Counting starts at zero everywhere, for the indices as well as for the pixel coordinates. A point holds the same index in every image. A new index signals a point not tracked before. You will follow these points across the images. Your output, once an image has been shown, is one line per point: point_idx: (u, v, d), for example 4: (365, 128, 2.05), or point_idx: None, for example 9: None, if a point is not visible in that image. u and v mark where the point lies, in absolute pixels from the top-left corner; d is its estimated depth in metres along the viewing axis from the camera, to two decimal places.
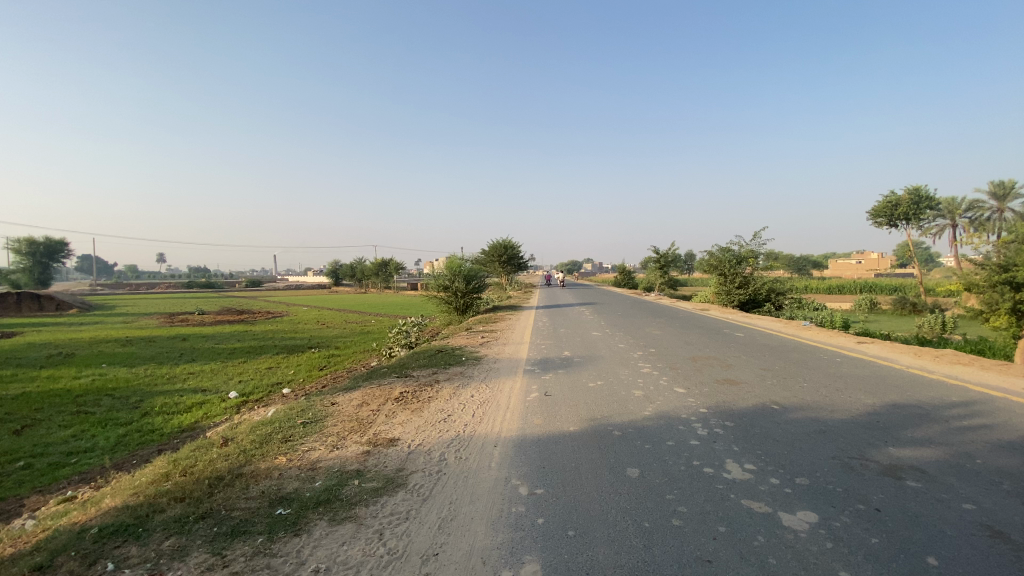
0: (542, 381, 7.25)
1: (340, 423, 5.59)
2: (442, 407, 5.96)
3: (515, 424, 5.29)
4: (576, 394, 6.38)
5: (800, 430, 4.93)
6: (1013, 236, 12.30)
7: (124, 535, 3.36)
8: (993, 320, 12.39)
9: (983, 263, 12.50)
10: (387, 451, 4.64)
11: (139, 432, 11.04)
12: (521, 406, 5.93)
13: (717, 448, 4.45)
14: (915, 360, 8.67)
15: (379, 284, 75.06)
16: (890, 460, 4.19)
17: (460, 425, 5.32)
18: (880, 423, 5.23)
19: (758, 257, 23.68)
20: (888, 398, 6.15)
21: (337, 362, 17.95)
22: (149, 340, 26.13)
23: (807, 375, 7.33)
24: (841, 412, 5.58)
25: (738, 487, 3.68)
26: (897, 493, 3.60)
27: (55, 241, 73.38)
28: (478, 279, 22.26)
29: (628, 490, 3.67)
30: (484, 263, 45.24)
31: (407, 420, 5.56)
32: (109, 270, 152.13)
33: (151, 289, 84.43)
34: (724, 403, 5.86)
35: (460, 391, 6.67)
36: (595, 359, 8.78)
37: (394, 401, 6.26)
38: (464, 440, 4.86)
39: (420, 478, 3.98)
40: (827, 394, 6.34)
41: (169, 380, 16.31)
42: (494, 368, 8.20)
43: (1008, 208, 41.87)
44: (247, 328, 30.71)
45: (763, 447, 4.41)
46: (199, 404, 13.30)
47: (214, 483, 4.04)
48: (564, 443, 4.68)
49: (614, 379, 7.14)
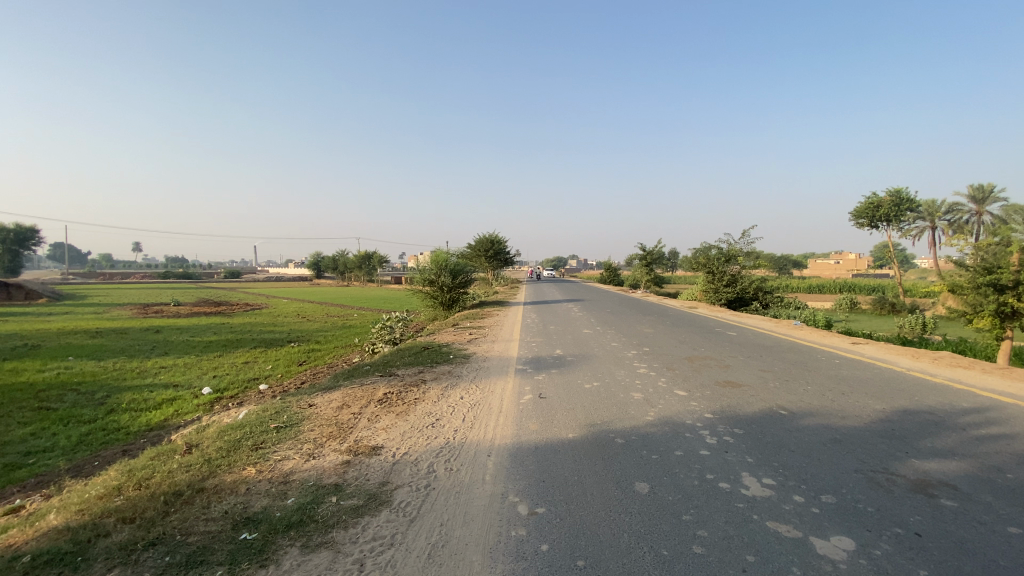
0: (535, 382, 6.85)
1: (317, 427, 5.13)
2: (429, 410, 5.52)
3: (509, 429, 4.89)
4: (572, 397, 5.99)
5: (814, 439, 4.62)
6: (998, 238, 12.12)
7: (59, 567, 2.86)
8: (975, 322, 12.31)
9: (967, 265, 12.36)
10: (369, 461, 4.19)
11: (104, 430, 10.39)
12: (515, 410, 5.52)
13: (731, 460, 4.09)
14: (913, 363, 8.45)
15: (363, 277, 74.01)
16: (917, 476, 3.89)
17: (449, 430, 4.89)
18: (896, 432, 4.94)
19: (746, 255, 23.58)
20: (897, 403, 5.88)
21: (318, 357, 17.35)
22: (121, 332, 25.10)
23: (809, 378, 7.03)
24: (852, 418, 5.30)
25: (760, 506, 3.33)
26: (935, 515, 3.28)
27: (26, 228, 70.93)
28: (465, 274, 21.79)
29: (640, 509, 3.29)
30: (469, 256, 44.63)
31: (393, 424, 5.15)
32: (83, 259, 148.09)
33: (126, 279, 81.99)
34: (729, 407, 5.52)
35: (448, 393, 6.23)
36: (588, 358, 8.41)
37: (377, 403, 5.81)
38: (454, 448, 4.43)
39: (406, 495, 3.56)
40: (834, 398, 6.03)
41: (139, 374, 15.56)
42: (484, 368, 7.77)
43: (986, 212, 42.65)
44: (225, 320, 29.78)
45: (779, 459, 4.07)
46: (170, 400, 12.65)
47: (171, 500, 3.56)
48: (564, 453, 4.28)
49: (611, 380, 6.79)
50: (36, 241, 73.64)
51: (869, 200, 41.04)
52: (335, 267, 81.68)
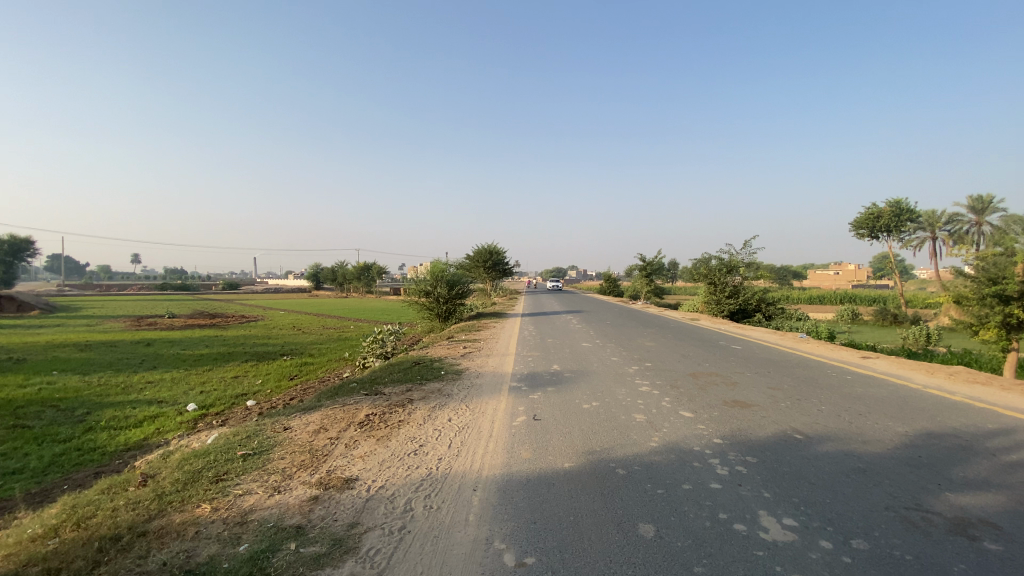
0: (530, 401, 6.40)
1: (289, 455, 4.68)
2: (413, 435, 5.07)
3: (499, 458, 4.43)
4: (569, 419, 5.54)
5: (836, 469, 4.16)
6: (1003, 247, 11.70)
7: None
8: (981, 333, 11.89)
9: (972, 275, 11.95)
10: (339, 496, 3.74)
11: (80, 450, 9.89)
12: (506, 434, 5.06)
13: (746, 495, 3.65)
14: (928, 379, 8.00)
15: (360, 288, 73.65)
16: (954, 513, 3.44)
17: (433, 459, 4.43)
18: (924, 460, 4.49)
19: (747, 266, 23.19)
20: (919, 426, 5.43)
21: (309, 371, 16.88)
22: (111, 345, 24.65)
23: (822, 397, 6.59)
24: (873, 443, 4.85)
25: (782, 555, 2.88)
26: (983, 563, 2.83)
27: (21, 239, 70.65)
28: (462, 285, 21.39)
29: (644, 559, 2.85)
30: (467, 267, 44.25)
31: (373, 450, 4.70)
32: (80, 271, 147.66)
33: (122, 290, 81.68)
34: (739, 431, 5.07)
35: (436, 415, 5.77)
36: (587, 374, 7.97)
37: (357, 427, 5.34)
38: (436, 481, 3.97)
39: (376, 540, 3.10)
40: (852, 421, 5.57)
41: (124, 389, 15.07)
42: (476, 385, 7.31)
43: (986, 222, 42.41)
44: (218, 333, 29.33)
45: (799, 494, 3.63)
46: (152, 417, 12.16)
47: (106, 547, 3.11)
48: (558, 487, 3.83)
49: (611, 399, 6.34)
50: (32, 253, 73.10)
51: (869, 210, 40.81)
52: (333, 278, 81.31)
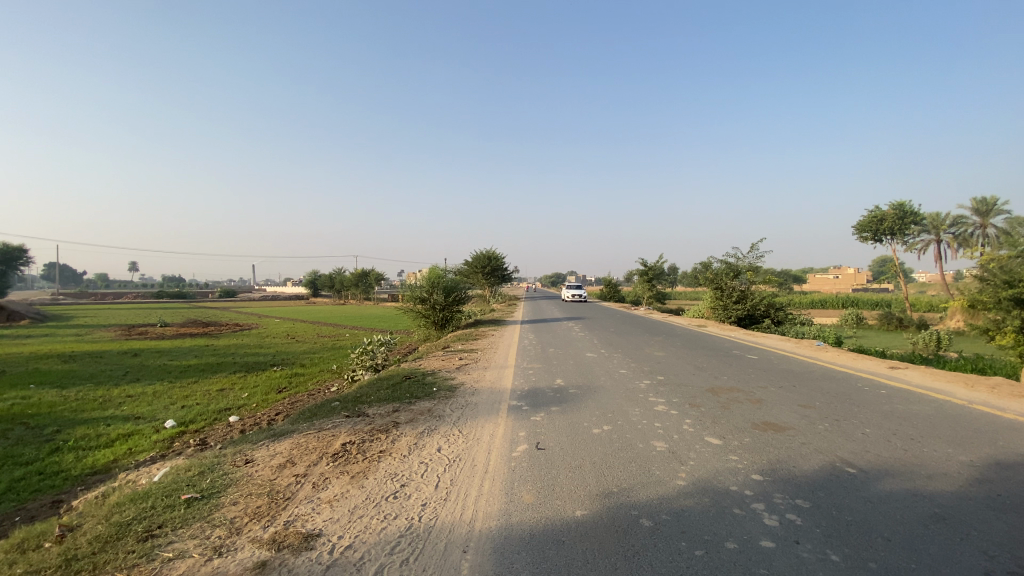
0: (533, 424, 5.61)
1: (244, 499, 3.90)
2: (394, 471, 4.28)
3: (494, 505, 3.63)
4: (578, 448, 4.75)
5: (910, 518, 3.39)
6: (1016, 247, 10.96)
7: None
8: (1000, 339, 11.14)
9: (985, 279, 11.21)
10: (293, 562, 2.96)
11: (41, 474, 9.05)
12: (505, 470, 4.28)
13: (809, 559, 2.87)
14: (972, 393, 7.20)
15: (359, 295, 72.93)
16: None
17: (415, 506, 3.65)
18: (1010, 500, 3.72)
19: (755, 270, 22.44)
20: (986, 454, 4.65)
21: (298, 384, 16.03)
22: (97, 355, 23.78)
23: (863, 417, 5.79)
24: (941, 479, 4.08)
25: None
26: None
27: (15, 247, 69.78)
28: (459, 291, 20.65)
29: None
30: (466, 273, 43.54)
31: (345, 493, 3.92)
32: (76, 279, 146.74)
33: (117, 299, 81.00)
34: (781, 464, 4.27)
35: (424, 443, 4.98)
36: (594, 390, 7.19)
37: (330, 460, 4.57)
38: (417, 539, 3.19)
39: None
40: (906, 448, 4.79)
41: (102, 404, 14.22)
42: (470, 405, 6.50)
43: (991, 225, 41.77)
44: (209, 342, 28.43)
45: (875, 560, 2.86)
46: (125, 436, 11.33)
47: None
48: (570, 546, 3.04)
49: (625, 421, 5.57)
50: (26, 259, 71.76)
51: (872, 213, 40.21)
52: (332, 285, 80.58)
